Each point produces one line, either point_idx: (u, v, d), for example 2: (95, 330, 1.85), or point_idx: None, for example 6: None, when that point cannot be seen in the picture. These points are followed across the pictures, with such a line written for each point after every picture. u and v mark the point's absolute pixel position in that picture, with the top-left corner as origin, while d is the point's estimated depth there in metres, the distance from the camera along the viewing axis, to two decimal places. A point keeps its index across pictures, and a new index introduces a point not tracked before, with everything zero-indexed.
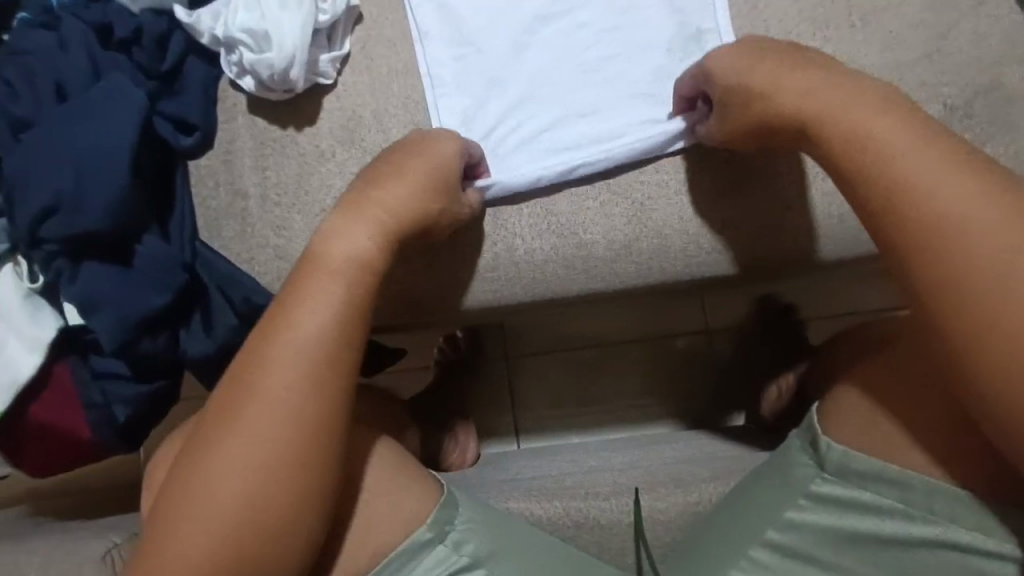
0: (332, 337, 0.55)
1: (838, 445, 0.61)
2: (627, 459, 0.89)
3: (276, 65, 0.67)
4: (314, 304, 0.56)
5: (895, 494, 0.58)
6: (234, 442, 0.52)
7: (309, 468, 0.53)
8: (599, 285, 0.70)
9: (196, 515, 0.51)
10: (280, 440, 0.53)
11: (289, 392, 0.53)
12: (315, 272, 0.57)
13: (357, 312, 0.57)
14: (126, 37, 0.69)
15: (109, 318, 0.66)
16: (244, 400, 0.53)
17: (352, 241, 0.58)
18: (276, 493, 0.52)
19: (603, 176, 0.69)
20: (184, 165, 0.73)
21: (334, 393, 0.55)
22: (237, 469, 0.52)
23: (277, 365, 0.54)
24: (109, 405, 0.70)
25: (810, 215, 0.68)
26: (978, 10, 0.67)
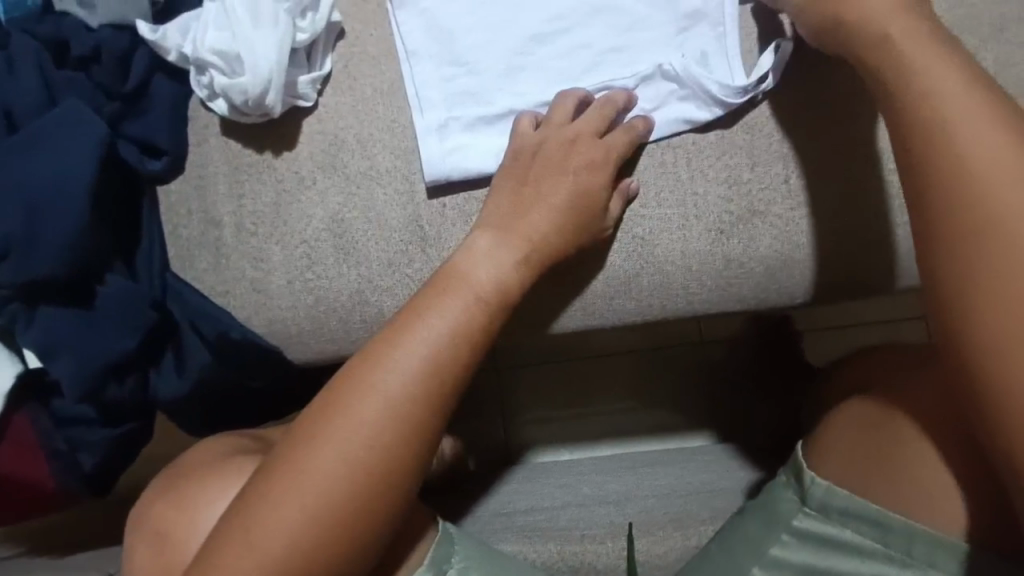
0: (443, 382, 0.53)
1: (825, 479, 0.58)
2: (624, 487, 0.87)
3: (251, 89, 0.62)
4: (438, 326, 0.54)
5: (874, 533, 0.55)
6: (299, 488, 0.50)
7: (369, 519, 0.51)
8: (596, 321, 0.67)
9: (254, 546, 0.49)
10: (366, 485, 0.51)
11: (378, 446, 0.51)
12: (446, 290, 0.56)
13: (472, 339, 0.55)
14: (84, 55, 0.64)
15: (71, 364, 0.62)
16: (328, 442, 0.50)
17: (486, 264, 0.58)
18: (333, 543, 0.50)
19: (625, 222, 0.65)
20: (153, 191, 0.68)
21: (421, 443, 0.52)
22: (310, 506, 0.49)
23: (379, 401, 0.51)
24: (74, 451, 0.67)
25: (823, 247, 0.64)
26: (1001, 37, 0.64)
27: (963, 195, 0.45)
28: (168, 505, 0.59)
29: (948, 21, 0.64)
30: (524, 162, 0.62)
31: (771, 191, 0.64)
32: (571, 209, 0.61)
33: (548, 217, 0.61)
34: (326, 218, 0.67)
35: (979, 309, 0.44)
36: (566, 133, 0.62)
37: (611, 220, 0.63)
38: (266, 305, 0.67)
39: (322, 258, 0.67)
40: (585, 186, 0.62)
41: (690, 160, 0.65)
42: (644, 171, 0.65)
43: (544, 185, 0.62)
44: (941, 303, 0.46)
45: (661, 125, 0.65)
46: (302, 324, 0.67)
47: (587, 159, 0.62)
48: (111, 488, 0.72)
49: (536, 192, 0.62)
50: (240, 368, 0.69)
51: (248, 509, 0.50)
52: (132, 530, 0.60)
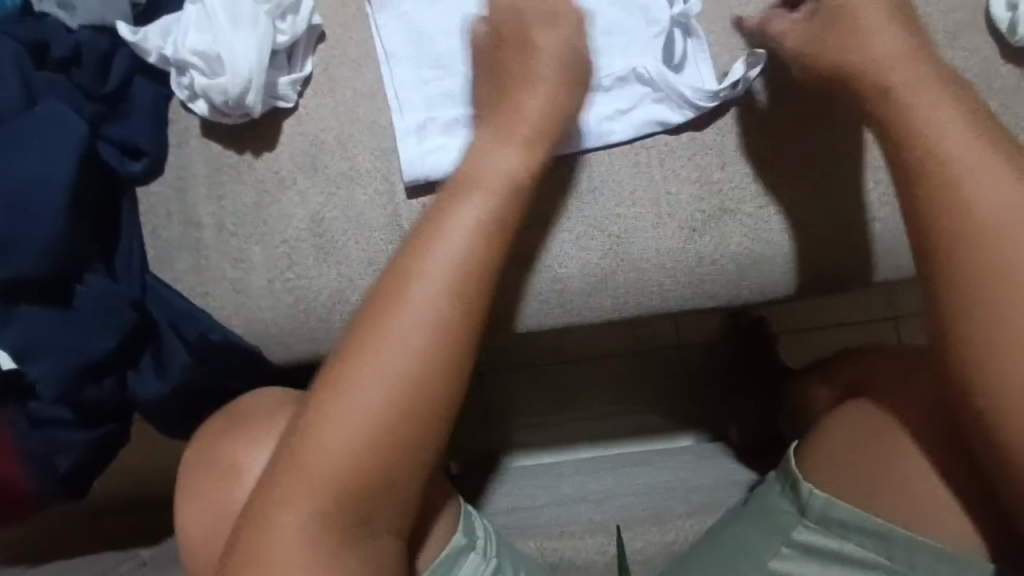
0: (460, 276, 0.54)
1: (823, 491, 0.59)
2: (601, 486, 0.88)
3: (231, 90, 0.63)
4: (458, 229, 0.55)
5: (877, 546, 0.57)
6: (331, 435, 0.50)
7: (407, 458, 0.51)
8: (574, 319, 0.68)
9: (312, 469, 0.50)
10: (409, 387, 0.51)
11: (404, 387, 0.51)
12: (463, 195, 0.57)
13: (492, 236, 0.56)
14: (64, 56, 0.64)
15: (47, 366, 0.62)
16: (353, 387, 0.51)
17: (490, 160, 0.59)
18: (376, 485, 0.51)
19: (591, 212, 0.67)
20: (132, 192, 0.68)
21: (450, 373, 0.52)
22: (357, 419, 0.50)
23: (411, 309, 0.52)
24: (49, 455, 0.66)
25: (793, 248, 0.66)
26: (956, 43, 0.66)
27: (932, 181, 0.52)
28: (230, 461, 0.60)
29: None
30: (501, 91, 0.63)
31: (741, 191, 0.66)
32: (561, 82, 0.62)
33: (541, 104, 0.61)
34: (307, 219, 0.67)
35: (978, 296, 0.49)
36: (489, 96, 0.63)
37: (592, 95, 0.66)
38: (246, 306, 0.67)
39: (303, 259, 0.67)
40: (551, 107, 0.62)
41: (662, 161, 0.67)
42: (620, 170, 0.67)
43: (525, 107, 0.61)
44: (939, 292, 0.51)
45: (634, 127, 0.67)
46: (281, 324, 0.67)
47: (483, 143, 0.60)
48: (87, 492, 0.71)
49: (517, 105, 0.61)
50: (221, 369, 0.69)
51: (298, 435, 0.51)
52: (193, 497, 0.61)
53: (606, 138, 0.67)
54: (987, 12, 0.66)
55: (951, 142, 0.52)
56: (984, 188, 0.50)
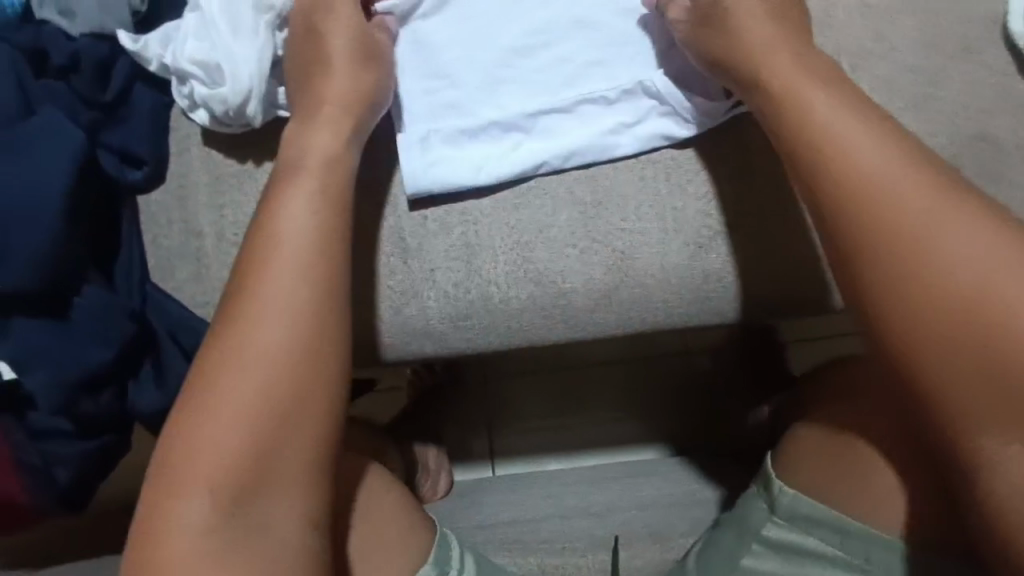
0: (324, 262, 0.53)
1: (790, 487, 0.59)
2: (603, 498, 0.87)
3: (231, 100, 0.62)
4: (286, 218, 0.54)
5: (834, 539, 0.56)
6: (213, 409, 0.49)
7: (289, 428, 0.49)
8: (578, 335, 0.67)
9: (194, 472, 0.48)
10: (284, 378, 0.50)
11: (284, 357, 0.50)
12: (287, 182, 0.56)
13: (328, 225, 0.55)
14: (63, 64, 0.63)
15: (44, 377, 0.62)
16: (235, 358, 0.50)
17: (307, 144, 0.58)
18: (260, 459, 0.48)
19: (583, 223, 0.66)
20: (132, 201, 0.68)
21: (326, 337, 0.52)
22: (234, 414, 0.49)
23: (256, 306, 0.51)
24: (48, 466, 0.67)
25: (801, 266, 0.65)
26: (970, 57, 0.65)
27: (853, 180, 0.49)
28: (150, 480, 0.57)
29: (920, 40, 0.65)
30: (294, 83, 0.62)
31: (751, 208, 0.65)
32: (347, 64, 0.61)
33: (344, 80, 0.61)
34: None
35: (887, 278, 0.47)
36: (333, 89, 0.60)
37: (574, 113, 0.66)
38: None
39: None
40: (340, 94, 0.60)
41: (670, 176, 0.65)
42: (627, 185, 0.66)
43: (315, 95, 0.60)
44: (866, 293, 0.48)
45: (640, 141, 0.65)
46: None
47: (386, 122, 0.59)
48: (84, 504, 0.71)
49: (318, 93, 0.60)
50: None
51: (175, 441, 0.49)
52: None
53: (611, 153, 0.65)
54: (1005, 26, 0.65)
55: (855, 148, 0.50)
56: (897, 182, 0.48)
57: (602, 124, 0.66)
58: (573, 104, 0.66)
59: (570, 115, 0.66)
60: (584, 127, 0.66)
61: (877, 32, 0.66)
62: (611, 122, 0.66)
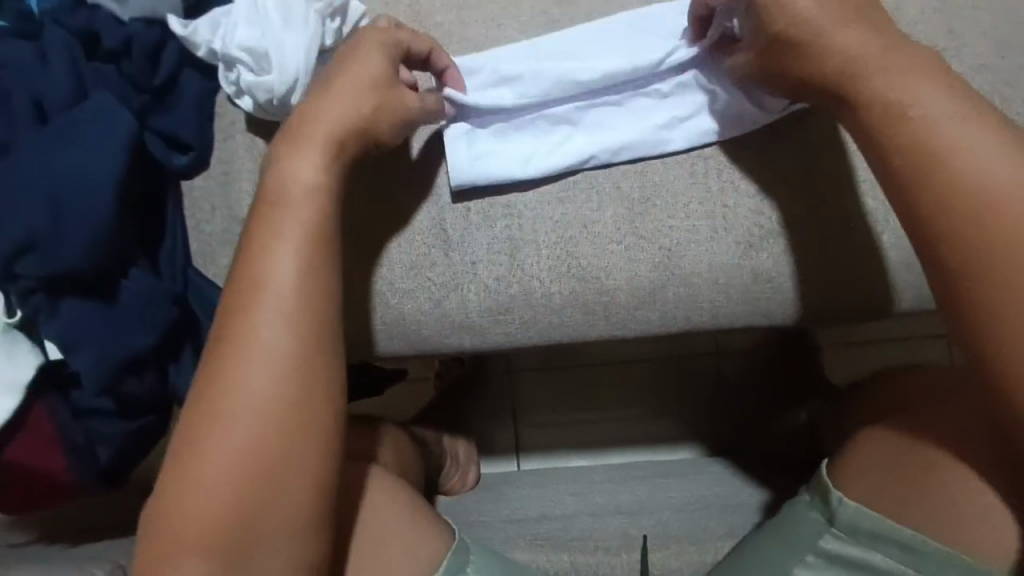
0: (313, 287, 0.52)
1: (852, 500, 0.56)
2: (635, 497, 0.86)
3: (277, 88, 0.62)
4: (276, 246, 0.52)
5: (903, 557, 0.53)
6: (203, 464, 0.47)
7: (279, 486, 0.48)
8: (619, 332, 0.66)
9: (193, 513, 0.47)
10: (283, 412, 0.49)
11: (274, 410, 0.48)
12: (274, 210, 0.53)
13: (320, 248, 0.53)
14: (114, 48, 0.64)
15: (91, 357, 0.62)
16: (222, 410, 0.48)
17: (300, 165, 0.54)
18: (251, 517, 0.47)
19: (630, 220, 0.64)
20: (177, 187, 0.68)
21: (317, 389, 0.50)
22: (234, 451, 0.47)
23: (246, 338, 0.49)
24: (90, 445, 0.68)
25: (851, 269, 0.63)
26: None
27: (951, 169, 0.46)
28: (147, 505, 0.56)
29: (992, 38, 0.63)
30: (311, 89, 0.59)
31: (805, 208, 0.63)
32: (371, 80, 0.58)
33: (334, 112, 0.57)
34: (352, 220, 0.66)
35: (969, 255, 0.45)
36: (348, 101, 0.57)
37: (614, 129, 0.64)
38: None
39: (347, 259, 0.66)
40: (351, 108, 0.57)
41: (721, 172, 0.64)
42: (676, 180, 0.64)
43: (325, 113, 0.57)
44: (946, 270, 0.46)
45: (692, 138, 0.64)
46: None
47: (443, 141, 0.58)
48: (123, 482, 0.73)
49: (304, 123, 0.56)
50: None
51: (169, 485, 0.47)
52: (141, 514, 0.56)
53: (663, 148, 0.64)
54: None
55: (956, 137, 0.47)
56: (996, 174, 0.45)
57: (652, 119, 0.64)
58: (623, 99, 0.65)
59: (619, 111, 0.65)
60: (634, 122, 0.64)
61: (948, 28, 0.63)
62: (662, 118, 0.64)
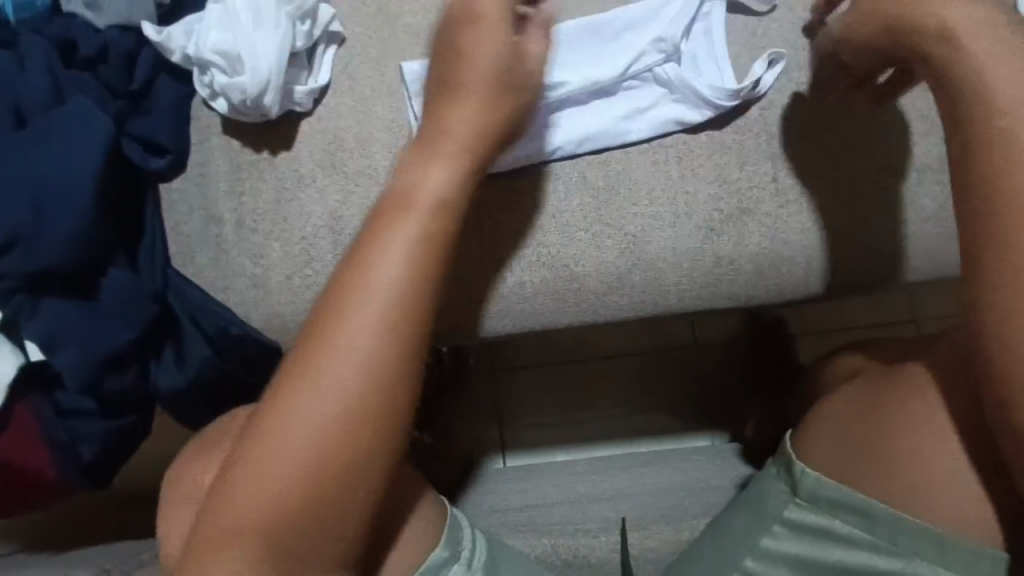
0: (414, 296, 0.44)
1: (813, 468, 0.56)
2: (616, 485, 0.87)
3: (249, 89, 0.64)
4: (389, 249, 0.45)
5: (862, 524, 0.54)
6: (278, 460, 0.41)
7: (366, 480, 0.42)
8: (589, 318, 0.68)
9: (217, 548, 0.41)
10: (330, 445, 0.41)
11: (371, 380, 0.42)
12: (393, 212, 0.46)
13: (427, 257, 0.45)
14: (90, 54, 0.66)
15: (73, 355, 0.63)
16: (320, 390, 0.42)
17: (426, 176, 0.48)
18: (300, 563, 0.42)
19: (597, 208, 0.67)
20: (155, 189, 0.70)
21: (423, 310, 0.45)
22: (279, 481, 0.41)
23: (349, 352, 0.42)
24: (73, 443, 0.68)
25: (808, 250, 0.66)
26: None
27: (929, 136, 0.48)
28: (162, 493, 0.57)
29: None
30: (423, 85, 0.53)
31: (763, 191, 0.66)
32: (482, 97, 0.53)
33: (532, 64, 0.54)
34: (326, 216, 0.68)
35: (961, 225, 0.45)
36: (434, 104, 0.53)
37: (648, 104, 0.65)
38: (266, 301, 0.68)
39: (322, 255, 0.68)
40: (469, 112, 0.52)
41: (681, 160, 0.67)
42: (640, 169, 0.67)
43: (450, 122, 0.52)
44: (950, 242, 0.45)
45: (653, 129, 0.66)
46: (300, 320, 0.68)
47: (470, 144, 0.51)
48: (110, 480, 0.74)
49: (452, 81, 0.53)
50: (238, 361, 0.71)
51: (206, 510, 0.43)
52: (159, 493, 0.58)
53: (624, 138, 0.67)
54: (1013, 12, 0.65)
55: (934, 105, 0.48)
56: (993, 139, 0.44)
57: (614, 112, 0.67)
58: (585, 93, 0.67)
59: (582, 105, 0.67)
60: (598, 114, 0.67)
61: None
62: (624, 110, 0.67)
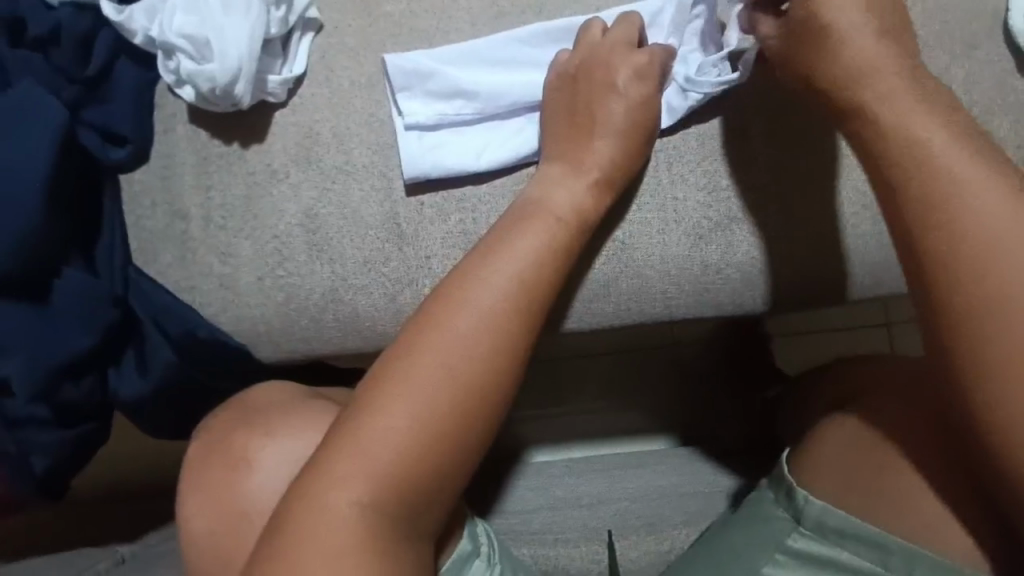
0: (530, 283, 0.53)
1: (818, 499, 0.56)
2: (600, 488, 0.87)
3: (219, 78, 0.60)
4: (525, 240, 0.55)
5: (872, 556, 0.53)
6: (386, 422, 0.47)
7: (459, 447, 0.48)
8: (581, 323, 0.66)
9: (341, 492, 0.45)
10: (452, 403, 0.48)
11: (475, 352, 0.50)
12: (530, 217, 0.57)
13: (550, 253, 0.55)
14: (42, 34, 0.61)
15: (23, 362, 0.60)
16: (424, 362, 0.49)
17: (559, 190, 0.59)
18: (411, 510, 0.47)
19: None
20: (115, 180, 0.65)
21: (536, 304, 0.53)
22: (399, 433, 0.47)
23: (469, 326, 0.50)
24: (24, 456, 0.65)
25: (796, 259, 0.65)
26: (972, 54, 0.64)
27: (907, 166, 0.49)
28: (204, 491, 0.56)
29: (924, 35, 0.64)
30: (575, 104, 0.62)
31: (751, 196, 0.64)
32: (634, 130, 0.61)
33: (624, 110, 0.61)
34: (300, 213, 0.65)
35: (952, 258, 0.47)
36: (576, 117, 0.62)
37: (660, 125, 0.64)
38: (234, 303, 0.65)
39: (295, 255, 0.65)
40: (631, 137, 0.61)
41: (670, 165, 0.65)
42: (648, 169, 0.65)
43: (597, 141, 0.61)
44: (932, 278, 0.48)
45: None
46: (270, 322, 0.65)
47: (603, 175, 0.60)
48: (62, 493, 0.70)
49: (591, 117, 0.62)
50: (204, 366, 0.67)
51: (323, 457, 0.47)
52: (193, 489, 0.56)
53: None
54: (1006, 23, 0.64)
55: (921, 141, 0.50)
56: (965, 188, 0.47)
57: None
58: None
59: None
60: None
61: None
62: None
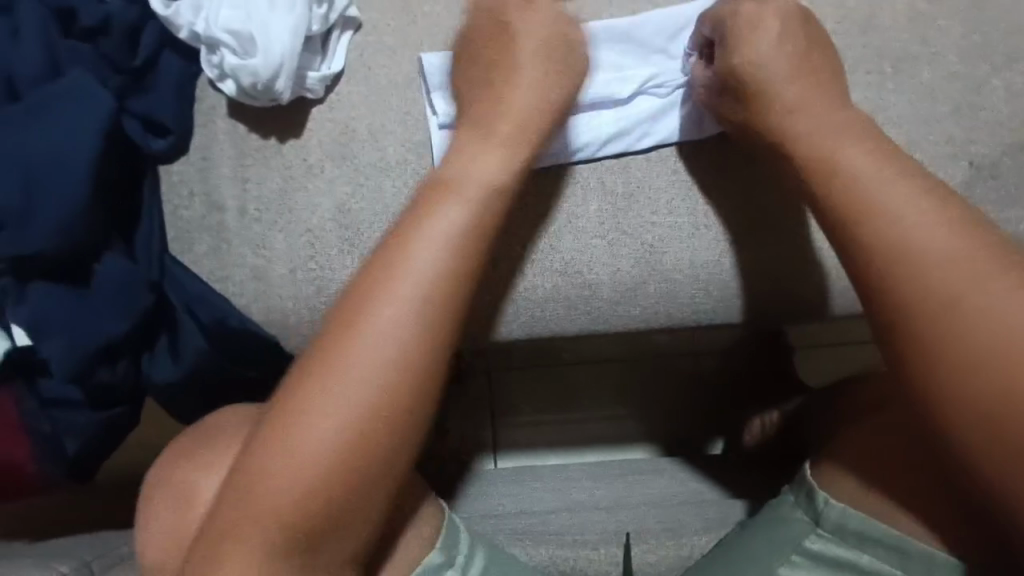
0: (440, 270, 0.50)
1: (838, 502, 0.55)
2: (610, 492, 0.86)
3: (262, 73, 0.61)
4: (433, 222, 0.51)
5: (891, 558, 0.53)
6: (315, 421, 0.46)
7: (374, 448, 0.47)
8: (602, 326, 0.67)
9: (268, 485, 0.46)
10: (345, 400, 0.47)
11: (379, 349, 0.48)
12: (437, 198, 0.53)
13: (472, 238, 0.52)
14: (93, 26, 0.63)
15: (62, 344, 0.62)
16: (334, 358, 0.47)
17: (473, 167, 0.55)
18: (341, 509, 0.47)
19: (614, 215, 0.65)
20: (154, 170, 0.66)
21: (451, 296, 0.50)
22: (327, 432, 0.46)
23: (385, 321, 0.48)
24: (58, 435, 0.67)
25: (822, 269, 0.65)
26: (1013, 66, 0.63)
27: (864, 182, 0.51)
28: (164, 477, 0.55)
29: (964, 46, 0.64)
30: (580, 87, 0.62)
31: (781, 204, 0.64)
32: None
33: None
34: (333, 208, 0.66)
35: (920, 271, 0.47)
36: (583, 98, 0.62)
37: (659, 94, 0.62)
38: (266, 294, 0.66)
39: (326, 249, 0.65)
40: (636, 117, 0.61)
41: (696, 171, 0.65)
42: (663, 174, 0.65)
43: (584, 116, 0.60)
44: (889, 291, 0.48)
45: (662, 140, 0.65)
46: (302, 314, 0.66)
47: None
48: (89, 475, 0.72)
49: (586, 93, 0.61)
50: (233, 355, 0.68)
51: (257, 452, 0.46)
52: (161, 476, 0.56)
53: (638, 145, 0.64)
54: None
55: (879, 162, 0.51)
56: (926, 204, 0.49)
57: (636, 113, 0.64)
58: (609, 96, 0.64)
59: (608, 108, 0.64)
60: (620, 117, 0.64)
61: (922, 36, 0.64)
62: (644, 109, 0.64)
